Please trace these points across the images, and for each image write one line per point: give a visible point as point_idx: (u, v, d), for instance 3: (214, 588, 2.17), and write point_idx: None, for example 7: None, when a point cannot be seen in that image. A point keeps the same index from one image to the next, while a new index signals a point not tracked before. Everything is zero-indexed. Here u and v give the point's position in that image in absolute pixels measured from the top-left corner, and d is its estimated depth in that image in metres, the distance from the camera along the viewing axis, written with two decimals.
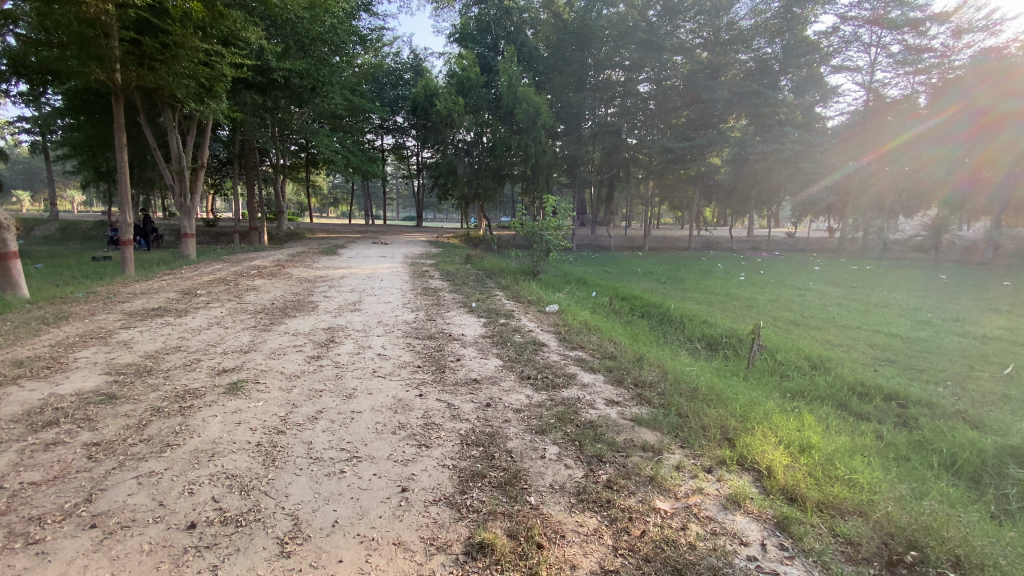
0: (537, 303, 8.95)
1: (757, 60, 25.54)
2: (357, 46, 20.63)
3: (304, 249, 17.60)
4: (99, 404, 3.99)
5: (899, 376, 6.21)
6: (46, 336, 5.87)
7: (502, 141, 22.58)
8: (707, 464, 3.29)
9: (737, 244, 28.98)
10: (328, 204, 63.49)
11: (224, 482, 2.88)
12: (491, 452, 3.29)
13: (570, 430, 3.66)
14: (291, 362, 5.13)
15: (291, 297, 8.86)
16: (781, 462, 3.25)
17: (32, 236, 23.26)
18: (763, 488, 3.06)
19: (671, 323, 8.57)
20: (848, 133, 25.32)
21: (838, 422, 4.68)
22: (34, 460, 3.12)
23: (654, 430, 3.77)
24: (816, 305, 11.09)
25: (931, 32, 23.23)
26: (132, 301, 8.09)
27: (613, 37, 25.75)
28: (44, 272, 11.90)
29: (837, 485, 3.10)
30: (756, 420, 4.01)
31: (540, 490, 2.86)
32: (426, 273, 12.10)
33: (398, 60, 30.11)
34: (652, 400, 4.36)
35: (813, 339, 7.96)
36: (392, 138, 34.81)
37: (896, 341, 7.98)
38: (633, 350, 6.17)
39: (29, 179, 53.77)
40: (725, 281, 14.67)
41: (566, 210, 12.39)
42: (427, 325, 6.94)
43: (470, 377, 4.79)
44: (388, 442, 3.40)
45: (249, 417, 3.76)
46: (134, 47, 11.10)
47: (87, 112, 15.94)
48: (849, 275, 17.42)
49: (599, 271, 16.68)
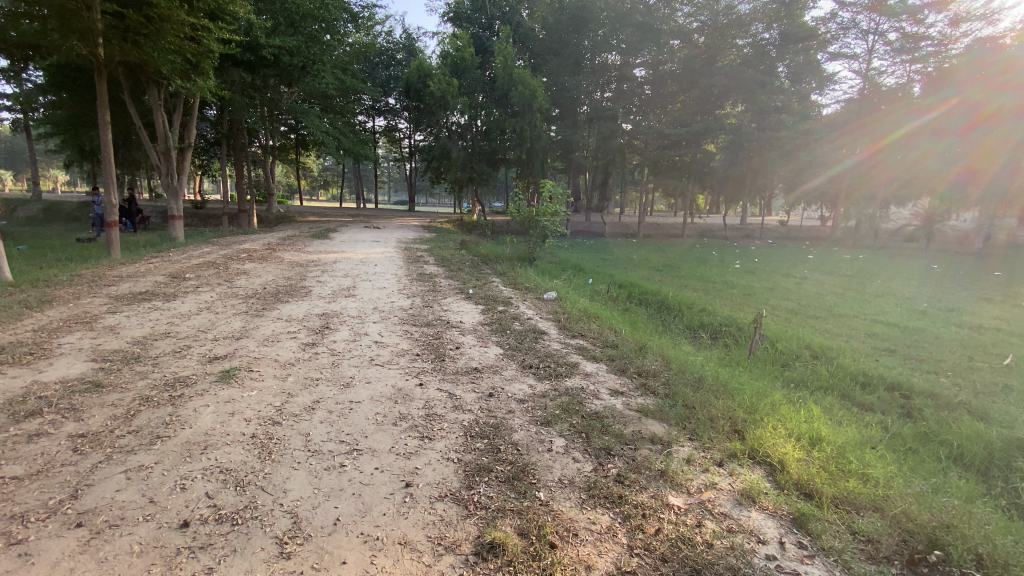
0: (535, 290, 8.78)
1: (754, 45, 25.38)
2: (348, 24, 20.07)
3: (295, 232, 17.29)
4: (84, 392, 3.82)
5: (901, 366, 6.19)
6: (29, 320, 5.68)
7: (496, 125, 22.39)
8: (718, 457, 3.21)
9: (731, 231, 28.95)
10: (318, 186, 62.37)
11: (218, 477, 2.75)
12: (496, 445, 3.17)
13: (577, 422, 3.55)
14: (286, 349, 4.96)
15: (283, 281, 8.64)
16: (793, 457, 3.19)
17: (14, 217, 22.58)
18: (776, 482, 2.99)
19: (670, 311, 8.49)
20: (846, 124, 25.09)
21: (844, 413, 4.63)
22: (16, 453, 2.97)
23: (661, 421, 3.67)
24: (814, 294, 11.00)
25: (928, 21, 23.12)
26: (119, 285, 7.83)
27: (610, 19, 25.37)
28: (26, 254, 11.53)
29: (852, 479, 3.06)
30: (765, 411, 3.94)
31: (548, 485, 2.76)
32: (420, 259, 11.90)
33: (390, 39, 29.39)
34: (658, 391, 4.26)
35: (812, 328, 7.94)
36: (384, 120, 34.17)
37: (894, 331, 7.96)
38: (635, 339, 6.04)
39: (11, 159, 52.24)
40: (721, 270, 14.60)
41: (563, 196, 12.24)
42: (424, 311, 6.80)
43: (471, 366, 4.66)
44: (389, 434, 3.27)
45: (243, 407, 3.61)
46: (118, 21, 10.63)
47: (69, 89, 15.41)
48: (842, 264, 17.52)
49: (595, 258, 16.57)
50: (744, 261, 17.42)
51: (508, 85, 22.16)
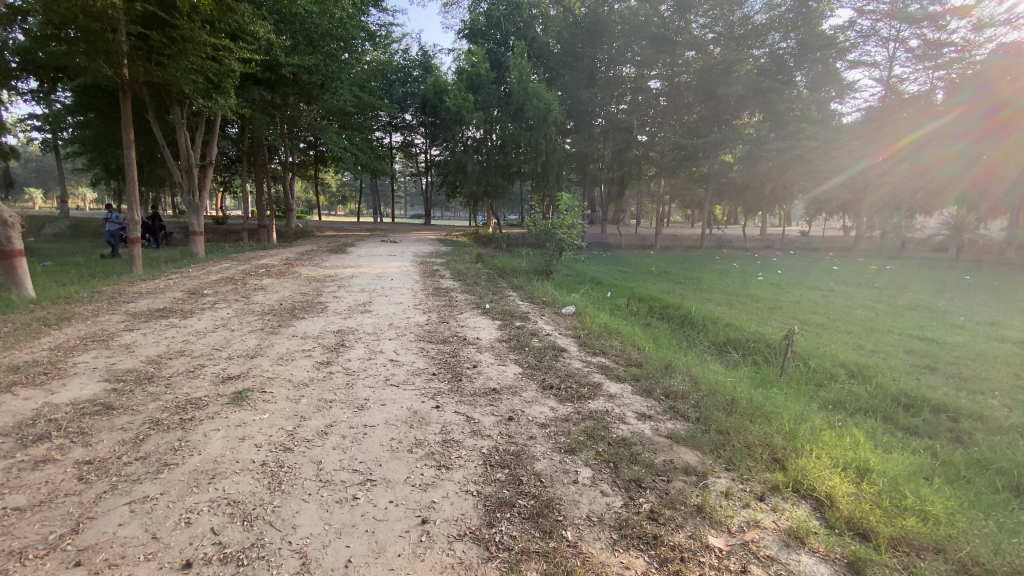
0: (553, 304, 8.60)
1: (771, 55, 24.63)
2: (366, 43, 20.50)
3: (313, 247, 17.40)
4: (95, 415, 3.72)
5: (944, 386, 5.82)
6: (46, 339, 5.64)
7: (511, 138, 22.25)
8: (759, 490, 2.97)
9: (751, 243, 28.49)
10: (336, 202, 63.40)
11: (226, 510, 2.60)
12: (518, 476, 2.96)
13: (603, 449, 3.33)
14: (300, 368, 4.83)
15: (300, 297, 8.60)
16: (841, 490, 2.94)
17: (42, 234, 23.20)
18: (825, 519, 2.74)
19: (693, 326, 8.20)
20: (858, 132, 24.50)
21: (887, 438, 4.34)
22: (21, 481, 2.87)
23: (694, 449, 3.42)
24: (843, 308, 10.61)
25: (950, 27, 22.62)
26: (138, 301, 7.86)
27: (625, 32, 25.42)
28: (51, 270, 11.73)
29: (909, 517, 2.81)
30: (806, 438, 3.67)
31: (576, 524, 2.54)
32: (436, 273, 11.79)
33: (406, 57, 29.78)
34: (688, 414, 4.01)
35: (844, 344, 7.59)
36: (401, 135, 34.58)
37: (932, 347, 7.55)
38: (659, 357, 5.79)
39: (42, 177, 54.18)
40: (743, 282, 14.24)
41: (579, 207, 12.04)
42: (440, 327, 6.65)
43: (489, 387, 4.46)
44: (404, 462, 3.10)
45: (254, 432, 3.47)
46: (142, 42, 10.91)
47: (96, 109, 15.86)
48: (868, 275, 17.03)
49: (612, 271, 16.32)
50: (766, 273, 17.03)
51: (523, 99, 22.02)
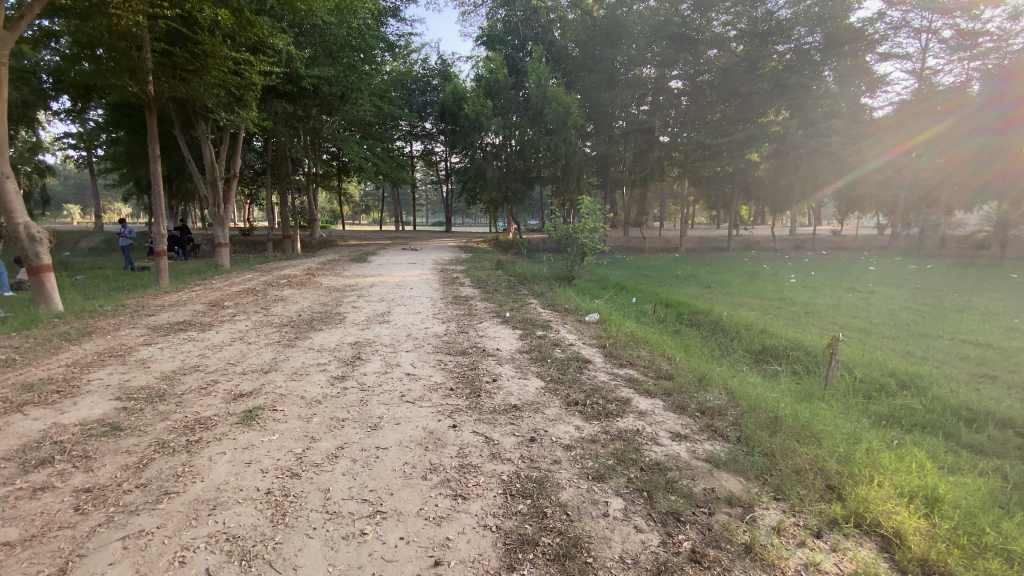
0: (576, 312, 8.27)
1: (796, 51, 23.83)
2: (386, 53, 20.77)
3: (334, 256, 17.45)
4: (101, 437, 3.58)
5: (1008, 397, 5.30)
6: (64, 355, 5.59)
7: (530, 143, 21.73)
8: (815, 526, 2.62)
9: (780, 243, 27.65)
10: (358, 211, 64.24)
11: (224, 547, 2.39)
12: (541, 508, 2.69)
13: (635, 476, 3.02)
14: (313, 385, 4.64)
15: (319, 307, 8.51)
16: (912, 525, 2.57)
17: (78, 248, 24.02)
18: (894, 561, 2.39)
19: (726, 333, 7.78)
20: (880, 123, 23.64)
21: (951, 459, 3.91)
22: (15, 512, 2.71)
23: (737, 475, 3.07)
24: (886, 311, 9.98)
25: (985, 16, 21.60)
26: (159, 315, 7.84)
27: (643, 33, 25.00)
28: (79, 284, 11.92)
29: (993, 559, 2.43)
30: (863, 462, 3.29)
31: (609, 568, 2.24)
32: (456, 280, 11.63)
33: (426, 66, 30.13)
34: (727, 435, 3.65)
35: (893, 351, 7.06)
36: (422, 144, 34.73)
37: (988, 353, 6.98)
38: (691, 367, 5.44)
39: (79, 192, 56.53)
40: (776, 285, 13.64)
41: (601, 211, 11.76)
42: (459, 338, 6.41)
43: (509, 403, 4.20)
44: (418, 491, 2.85)
45: (261, 456, 3.28)
46: (166, 60, 11.08)
47: (126, 126, 16.26)
48: (905, 275, 16.31)
49: (638, 275, 15.94)
50: (799, 274, 16.38)
51: (542, 104, 21.77)
